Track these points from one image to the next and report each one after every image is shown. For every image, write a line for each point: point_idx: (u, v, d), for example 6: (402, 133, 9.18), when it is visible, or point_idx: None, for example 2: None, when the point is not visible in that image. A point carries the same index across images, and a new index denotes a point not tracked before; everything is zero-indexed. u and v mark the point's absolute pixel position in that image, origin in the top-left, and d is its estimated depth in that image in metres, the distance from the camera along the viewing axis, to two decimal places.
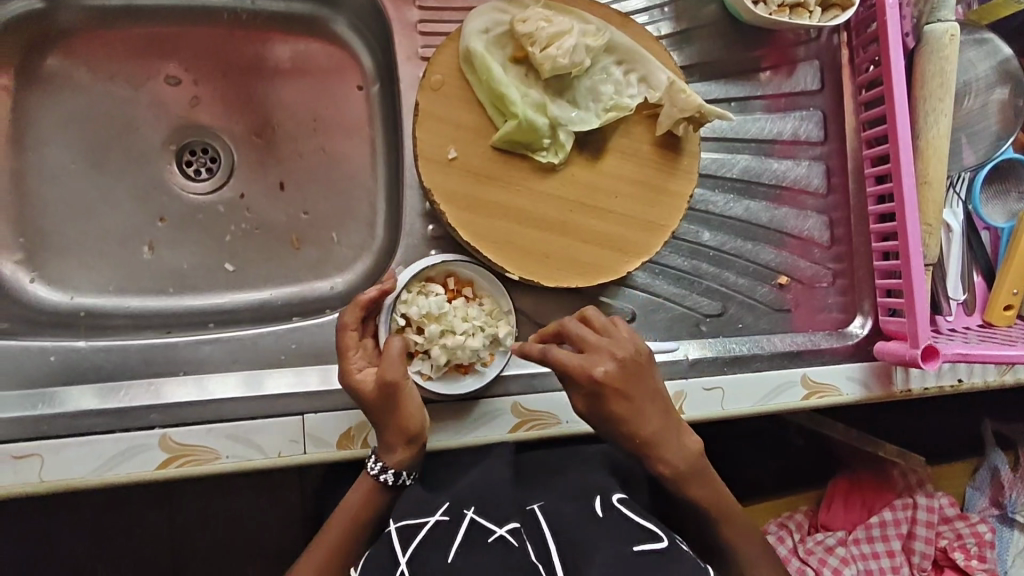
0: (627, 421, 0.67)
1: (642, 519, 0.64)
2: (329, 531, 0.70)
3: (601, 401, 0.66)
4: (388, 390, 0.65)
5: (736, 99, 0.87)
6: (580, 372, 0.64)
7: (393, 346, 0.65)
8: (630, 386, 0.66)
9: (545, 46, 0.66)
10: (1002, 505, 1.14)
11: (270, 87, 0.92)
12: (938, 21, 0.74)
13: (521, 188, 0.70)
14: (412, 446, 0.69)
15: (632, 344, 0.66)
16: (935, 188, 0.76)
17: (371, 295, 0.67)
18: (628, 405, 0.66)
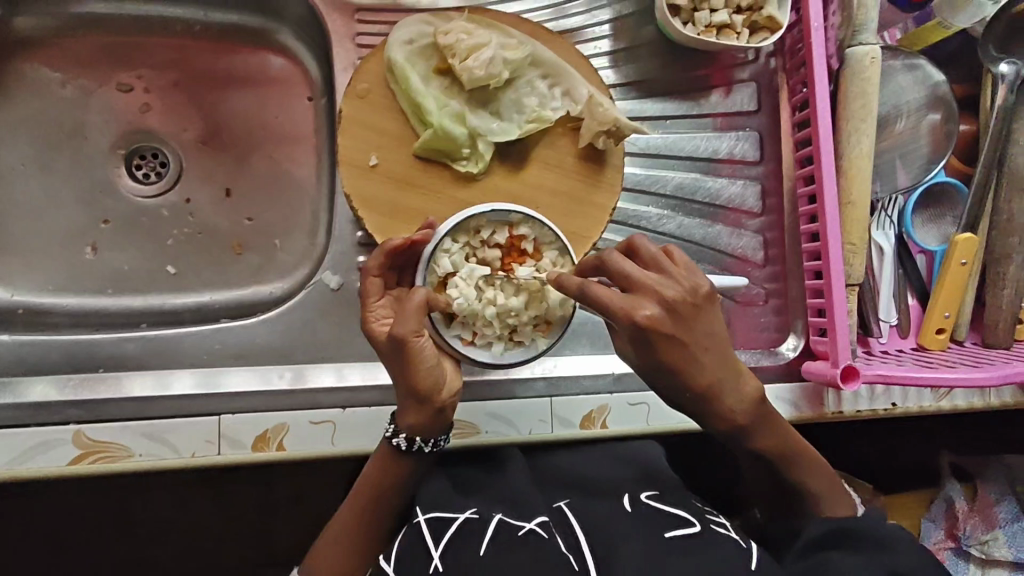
0: (679, 362, 0.61)
1: (674, 510, 0.67)
2: (351, 501, 0.70)
3: (652, 348, 0.60)
4: (398, 346, 0.60)
5: (673, 118, 0.89)
6: (620, 312, 0.58)
7: (414, 297, 0.60)
8: (680, 330, 0.60)
9: (465, 58, 0.68)
10: (957, 539, 1.11)
11: (221, 94, 0.93)
12: (859, 44, 0.75)
13: (441, 196, 0.71)
14: (421, 409, 0.64)
15: (686, 283, 0.60)
16: (858, 207, 0.77)
17: (394, 244, 0.65)
18: (676, 348, 0.60)
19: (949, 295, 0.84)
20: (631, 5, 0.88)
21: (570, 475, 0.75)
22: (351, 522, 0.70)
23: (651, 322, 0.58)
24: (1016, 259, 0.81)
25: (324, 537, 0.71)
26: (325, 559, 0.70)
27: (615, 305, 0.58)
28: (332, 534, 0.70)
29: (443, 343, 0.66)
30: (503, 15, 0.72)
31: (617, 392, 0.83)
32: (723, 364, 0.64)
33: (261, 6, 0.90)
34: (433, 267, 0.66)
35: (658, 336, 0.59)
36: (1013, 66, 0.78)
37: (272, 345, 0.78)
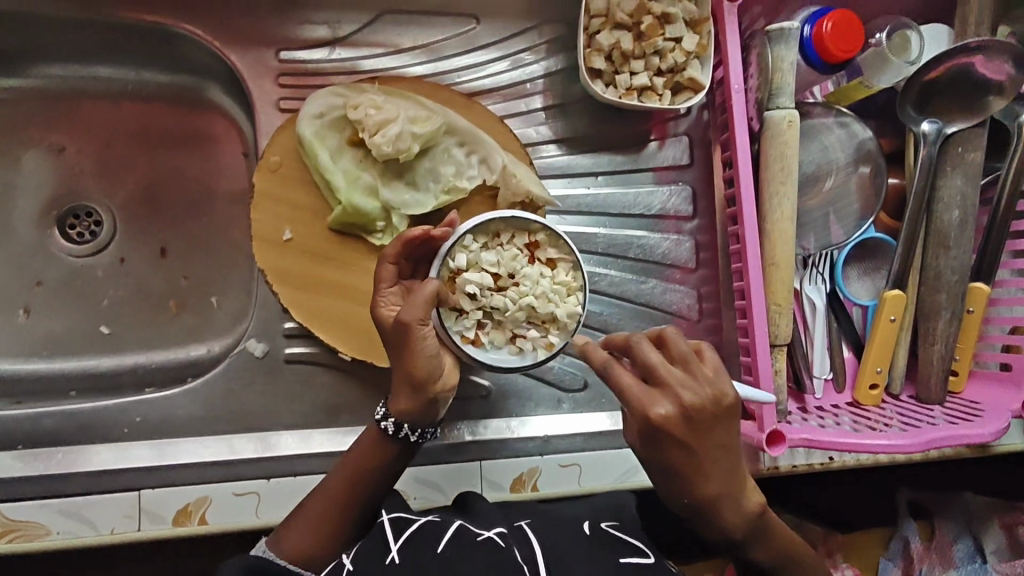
0: (684, 472, 0.60)
1: (629, 537, 0.69)
2: (334, 478, 0.68)
3: (658, 447, 0.59)
4: (403, 332, 0.61)
5: (604, 174, 0.87)
6: (633, 402, 0.57)
7: (426, 288, 0.61)
8: (693, 437, 0.58)
9: (373, 133, 0.69)
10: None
11: (154, 154, 0.92)
12: (777, 107, 0.75)
13: (357, 268, 0.71)
14: (413, 395, 0.65)
15: (708, 391, 0.57)
16: (782, 269, 0.77)
17: (416, 235, 0.64)
18: (680, 453, 0.58)
19: (880, 351, 0.83)
20: (564, 60, 0.86)
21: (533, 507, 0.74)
22: (327, 504, 0.67)
23: (659, 425, 0.57)
24: (944, 314, 0.81)
25: (296, 519, 0.67)
26: (295, 534, 0.66)
27: (628, 397, 0.57)
28: (304, 514, 0.67)
29: (444, 336, 0.65)
30: (415, 85, 0.72)
31: (549, 454, 0.82)
32: (728, 480, 0.61)
33: (190, 66, 0.89)
34: (448, 262, 0.65)
35: (666, 439, 0.57)
36: (933, 125, 0.80)
37: (195, 416, 0.78)
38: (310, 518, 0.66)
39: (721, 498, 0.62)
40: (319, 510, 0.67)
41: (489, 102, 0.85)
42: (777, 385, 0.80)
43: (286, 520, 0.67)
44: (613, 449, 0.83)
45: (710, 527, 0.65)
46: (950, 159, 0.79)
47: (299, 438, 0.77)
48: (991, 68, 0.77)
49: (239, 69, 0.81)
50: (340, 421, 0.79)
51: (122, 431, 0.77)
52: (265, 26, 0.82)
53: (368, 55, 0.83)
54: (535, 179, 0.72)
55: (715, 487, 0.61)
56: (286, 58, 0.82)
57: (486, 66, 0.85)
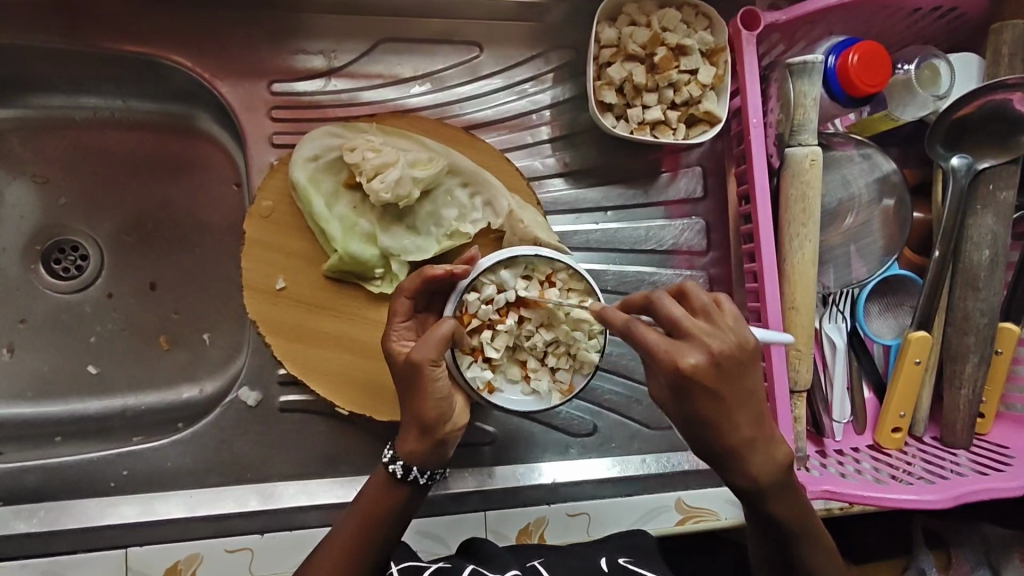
0: (729, 402, 0.52)
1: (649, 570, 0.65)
2: (349, 522, 0.62)
3: (683, 399, 0.52)
4: (414, 369, 0.57)
5: (613, 208, 0.83)
6: (663, 362, 0.51)
7: (441, 326, 0.57)
8: (728, 386, 0.51)
9: (370, 177, 0.65)
10: None
11: (143, 184, 0.88)
12: (799, 144, 0.71)
13: (355, 318, 0.67)
14: (422, 437, 0.60)
15: (738, 337, 0.52)
16: (803, 314, 0.73)
17: (439, 271, 0.60)
18: (716, 402, 0.52)
19: (904, 394, 0.79)
20: (571, 88, 0.83)
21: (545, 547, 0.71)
22: (341, 551, 0.61)
23: (693, 370, 0.50)
24: (972, 358, 0.77)
25: (308, 567, 0.61)
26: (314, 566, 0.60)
27: (657, 348, 0.51)
28: (316, 564, 0.61)
29: (460, 380, 0.62)
30: (418, 122, 0.68)
31: (557, 503, 0.78)
32: (758, 424, 0.54)
33: (180, 94, 0.85)
34: (464, 297, 0.62)
35: (698, 385, 0.51)
36: (964, 160, 0.77)
37: (186, 467, 0.74)
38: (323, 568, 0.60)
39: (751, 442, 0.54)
40: (333, 560, 0.60)
41: (493, 134, 0.81)
42: (797, 433, 0.76)
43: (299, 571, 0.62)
44: (624, 495, 0.80)
45: (738, 475, 0.55)
46: (981, 196, 0.76)
47: (296, 489, 0.73)
48: None
49: (230, 102, 0.77)
50: (340, 472, 0.75)
51: (109, 483, 0.74)
52: (259, 56, 0.78)
53: (366, 86, 0.80)
54: (543, 224, 0.68)
55: (744, 433, 0.53)
56: (278, 90, 0.78)
57: (489, 97, 0.82)
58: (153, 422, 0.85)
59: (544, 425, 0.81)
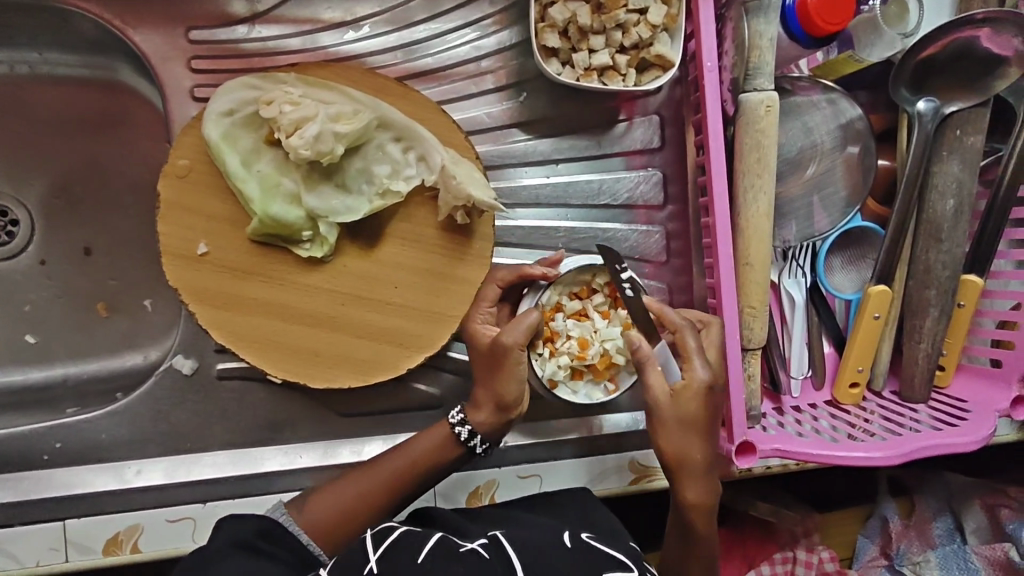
0: (713, 418, 0.63)
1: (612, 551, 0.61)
2: (390, 464, 0.66)
3: (684, 410, 0.61)
4: (503, 351, 0.63)
5: (565, 160, 0.79)
6: (660, 398, 0.61)
7: (529, 315, 0.63)
8: (715, 408, 0.63)
9: (290, 132, 0.60)
10: (890, 557, 0.96)
11: (69, 143, 0.83)
12: (754, 89, 0.66)
13: (284, 281, 0.64)
14: (492, 406, 0.66)
15: (709, 372, 0.62)
16: (756, 270, 0.70)
17: (535, 273, 0.66)
18: (682, 434, 0.62)
19: (863, 349, 0.78)
20: (519, 33, 0.77)
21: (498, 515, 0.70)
22: (365, 492, 0.65)
23: (676, 395, 0.61)
24: (932, 312, 0.75)
25: (329, 488, 0.65)
26: (328, 501, 0.64)
27: (655, 386, 0.61)
28: (340, 490, 0.65)
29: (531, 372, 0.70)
30: (345, 73, 0.63)
31: (507, 465, 0.77)
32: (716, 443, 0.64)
33: (99, 45, 0.79)
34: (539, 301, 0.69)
35: (671, 423, 0.62)
36: (930, 104, 0.72)
37: (121, 439, 0.72)
38: (344, 497, 0.65)
39: (704, 463, 0.63)
40: (355, 494, 0.65)
41: (434, 85, 0.77)
42: (749, 391, 0.74)
43: (317, 488, 0.66)
44: (577, 456, 0.79)
45: (691, 485, 0.63)
46: (948, 142, 0.72)
47: (237, 458, 0.72)
48: (997, 42, 0.69)
49: (144, 52, 0.71)
50: (283, 438, 0.74)
51: (43, 457, 0.72)
52: (173, 1, 0.71)
53: (295, 33, 0.74)
54: (479, 179, 0.63)
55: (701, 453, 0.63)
56: (197, 38, 0.72)
57: (426, 44, 0.76)
58: (94, 390, 0.83)
59: None
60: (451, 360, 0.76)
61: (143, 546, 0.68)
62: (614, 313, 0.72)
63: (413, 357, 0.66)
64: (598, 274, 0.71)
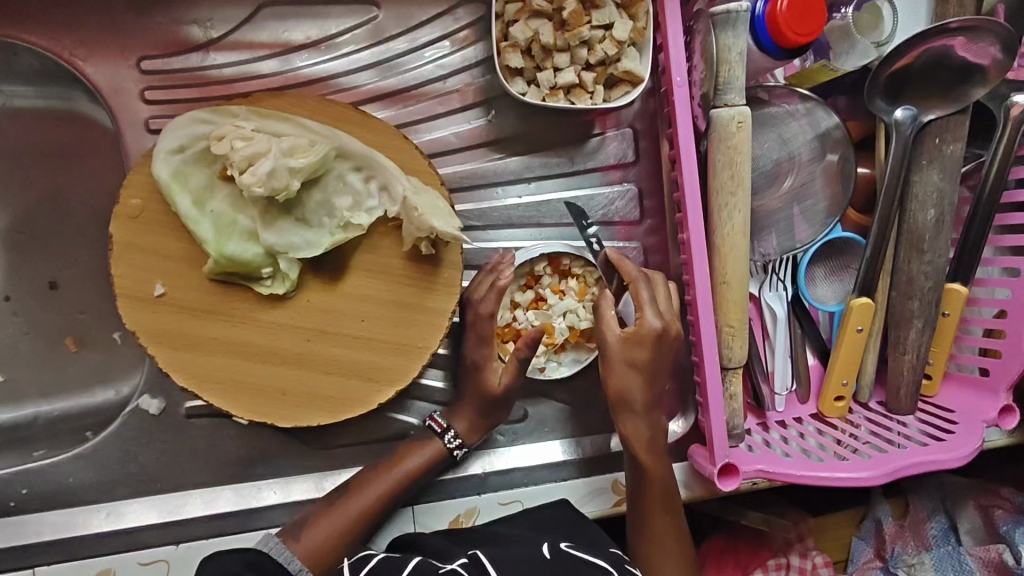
0: (660, 362, 0.66)
1: (591, 556, 0.63)
2: (375, 484, 0.67)
3: (630, 349, 0.65)
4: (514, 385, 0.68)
5: (537, 178, 0.77)
6: (609, 334, 0.65)
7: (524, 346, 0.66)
8: (661, 353, 0.65)
9: (242, 169, 0.58)
10: (886, 559, 0.95)
11: (29, 177, 0.81)
12: (724, 105, 0.64)
13: (246, 320, 0.62)
14: (469, 414, 0.70)
15: (661, 321, 0.65)
16: (734, 289, 0.68)
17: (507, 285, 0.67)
18: (628, 371, 0.65)
19: (848, 364, 0.76)
20: (484, 49, 0.75)
21: (478, 536, 0.68)
22: (356, 515, 0.66)
23: (626, 338, 0.64)
24: (916, 323, 0.73)
25: (320, 519, 0.65)
26: (318, 533, 0.64)
27: (608, 326, 0.65)
28: (331, 517, 0.66)
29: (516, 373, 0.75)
30: (300, 103, 0.61)
31: (487, 493, 0.75)
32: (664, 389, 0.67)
33: (53, 75, 0.77)
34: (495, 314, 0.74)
35: (618, 358, 0.65)
36: (908, 112, 0.70)
37: (88, 483, 0.70)
38: (337, 524, 0.65)
39: (647, 400, 0.67)
40: (348, 517, 0.66)
41: (399, 105, 0.74)
42: (732, 410, 0.72)
43: (308, 517, 0.66)
44: (559, 479, 0.77)
45: (634, 422, 0.67)
46: (927, 151, 0.70)
47: (207, 498, 0.70)
48: (975, 51, 0.67)
49: (95, 84, 0.69)
50: (256, 474, 0.72)
51: (9, 504, 0.70)
52: (124, 30, 0.69)
53: (250, 58, 0.71)
54: (443, 208, 0.61)
55: (644, 392, 0.66)
56: (148, 68, 0.70)
57: (390, 64, 0.74)
58: (66, 428, 0.81)
59: None
60: (426, 388, 0.75)
61: None
62: (567, 285, 0.75)
63: (383, 392, 0.64)
64: (535, 262, 0.74)
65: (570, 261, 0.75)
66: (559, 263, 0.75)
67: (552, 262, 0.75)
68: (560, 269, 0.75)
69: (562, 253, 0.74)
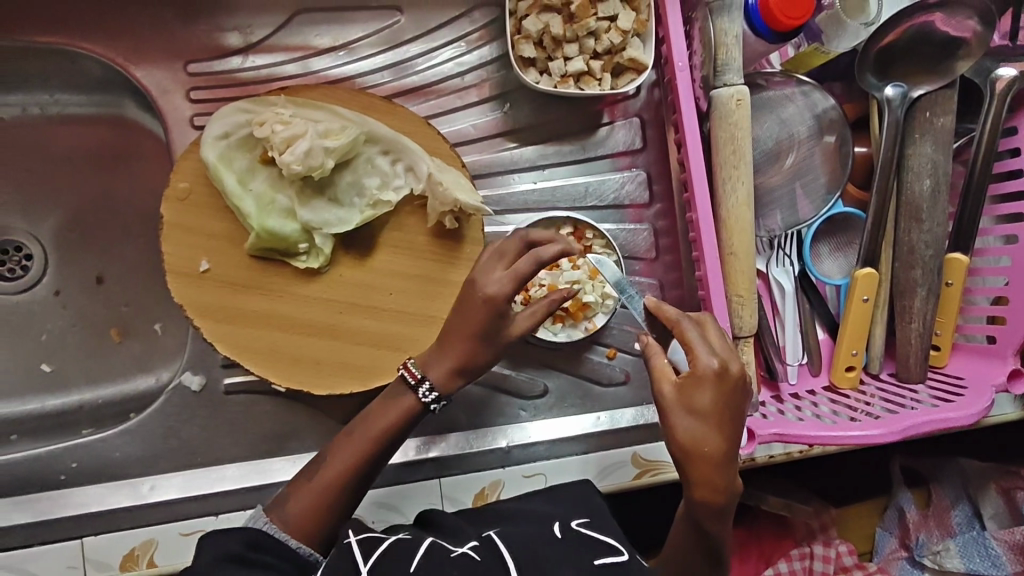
0: (723, 412, 0.54)
1: (603, 535, 0.58)
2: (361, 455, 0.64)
3: (687, 396, 0.54)
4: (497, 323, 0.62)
5: (550, 166, 0.82)
6: (665, 384, 0.55)
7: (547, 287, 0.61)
8: (722, 401, 0.54)
9: (282, 150, 0.64)
10: (910, 548, 0.96)
11: (79, 179, 0.87)
12: (724, 85, 0.69)
13: (283, 294, 0.67)
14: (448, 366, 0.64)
15: (718, 358, 0.55)
16: (741, 259, 0.72)
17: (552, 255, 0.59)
18: (691, 421, 0.54)
19: (856, 334, 0.78)
20: (499, 47, 0.81)
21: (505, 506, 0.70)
22: None
23: (681, 383, 0.55)
24: (920, 292, 0.76)
25: (301, 488, 0.62)
26: (298, 502, 0.61)
27: (660, 371, 0.56)
28: (312, 484, 0.62)
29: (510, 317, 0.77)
30: (331, 93, 0.67)
31: (512, 465, 0.77)
32: (731, 443, 0.55)
33: (104, 83, 0.84)
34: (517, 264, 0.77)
35: (677, 408, 0.54)
36: (898, 90, 0.74)
37: (135, 456, 0.74)
38: (317, 491, 0.61)
39: (721, 455, 0.54)
40: (325, 483, 0.62)
41: (421, 100, 0.80)
42: None
43: (289, 491, 0.62)
44: (581, 453, 0.79)
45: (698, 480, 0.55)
46: (919, 124, 0.74)
47: (245, 472, 0.73)
48: (954, 25, 0.73)
49: (145, 85, 0.75)
50: (291, 448, 0.76)
51: (62, 478, 0.74)
52: (172, 37, 0.76)
53: (285, 61, 0.78)
54: (466, 185, 0.66)
55: (718, 444, 0.54)
56: (194, 70, 0.76)
57: (412, 62, 0.80)
58: (110, 415, 0.85)
59: (493, 389, 0.81)
60: None
61: (159, 560, 0.68)
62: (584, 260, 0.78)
63: None
64: (561, 226, 0.77)
65: (594, 238, 0.78)
66: (583, 235, 0.77)
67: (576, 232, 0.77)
68: (582, 242, 0.77)
69: (587, 225, 0.77)
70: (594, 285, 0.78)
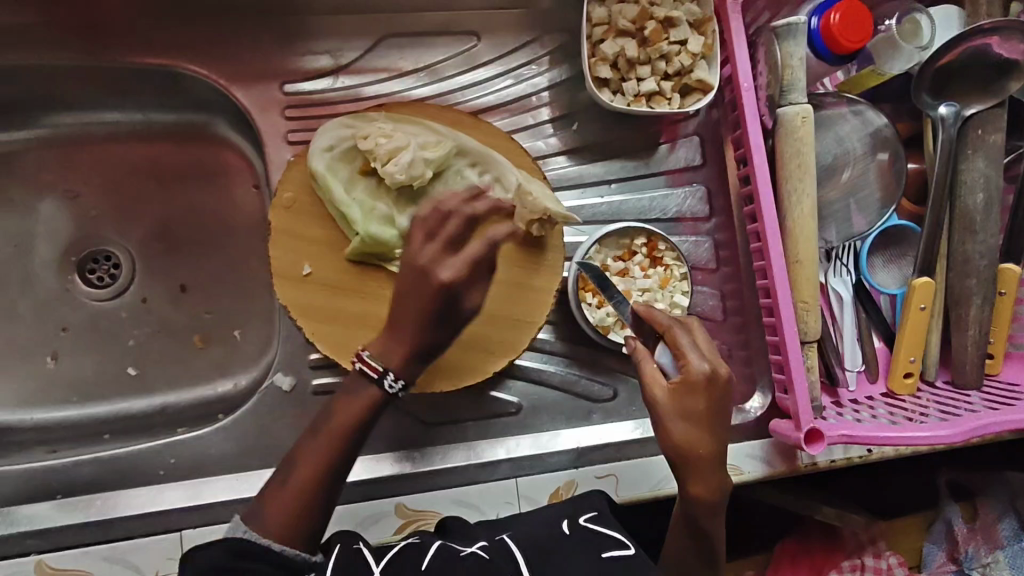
0: (712, 414, 0.58)
1: (610, 531, 0.61)
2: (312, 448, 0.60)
3: (687, 398, 0.58)
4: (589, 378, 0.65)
5: (617, 180, 0.86)
6: (656, 390, 0.58)
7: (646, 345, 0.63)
8: (712, 403, 0.58)
9: (384, 161, 0.69)
10: (959, 562, 0.96)
11: (169, 192, 0.92)
12: (790, 103, 0.74)
13: (377, 296, 0.71)
14: None
15: (709, 363, 0.58)
16: (806, 267, 0.76)
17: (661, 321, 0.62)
18: (681, 424, 0.58)
19: (914, 342, 0.81)
20: (569, 69, 0.86)
21: None
22: None
23: (676, 387, 0.58)
24: (975, 300, 0.79)
25: (275, 496, 0.58)
26: (275, 511, 0.57)
27: (651, 376, 0.59)
28: (288, 486, 0.58)
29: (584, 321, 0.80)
30: (426, 110, 0.72)
31: (584, 467, 0.80)
32: (721, 443, 0.58)
33: (198, 103, 0.90)
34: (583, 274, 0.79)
35: (672, 413, 0.58)
36: (951, 109, 0.79)
37: (225, 453, 0.78)
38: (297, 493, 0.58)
39: (714, 455, 0.58)
40: (300, 484, 0.58)
41: (496, 118, 0.85)
42: (810, 382, 0.78)
43: (264, 496, 0.59)
44: (649, 455, 0.82)
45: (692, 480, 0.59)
46: (971, 141, 0.79)
47: None
48: (1007, 47, 0.77)
49: (245, 104, 0.81)
50: (373, 447, 0.79)
51: (157, 472, 0.77)
52: (270, 59, 0.82)
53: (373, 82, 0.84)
54: (551, 195, 0.71)
55: (710, 444, 0.58)
56: (290, 90, 0.82)
57: (489, 83, 0.85)
58: (192, 416, 0.89)
59: (564, 394, 0.84)
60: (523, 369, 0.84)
61: None
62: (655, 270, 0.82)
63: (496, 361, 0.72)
64: (635, 236, 0.82)
65: (665, 250, 0.82)
66: (656, 247, 0.82)
67: (649, 243, 0.81)
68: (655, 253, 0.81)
69: (660, 237, 0.81)
70: (665, 293, 0.81)
